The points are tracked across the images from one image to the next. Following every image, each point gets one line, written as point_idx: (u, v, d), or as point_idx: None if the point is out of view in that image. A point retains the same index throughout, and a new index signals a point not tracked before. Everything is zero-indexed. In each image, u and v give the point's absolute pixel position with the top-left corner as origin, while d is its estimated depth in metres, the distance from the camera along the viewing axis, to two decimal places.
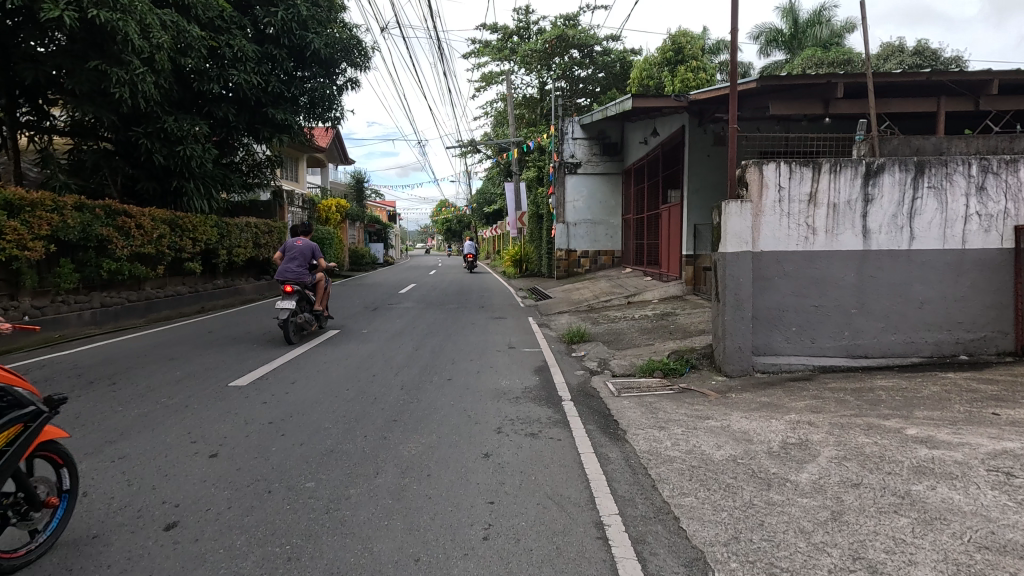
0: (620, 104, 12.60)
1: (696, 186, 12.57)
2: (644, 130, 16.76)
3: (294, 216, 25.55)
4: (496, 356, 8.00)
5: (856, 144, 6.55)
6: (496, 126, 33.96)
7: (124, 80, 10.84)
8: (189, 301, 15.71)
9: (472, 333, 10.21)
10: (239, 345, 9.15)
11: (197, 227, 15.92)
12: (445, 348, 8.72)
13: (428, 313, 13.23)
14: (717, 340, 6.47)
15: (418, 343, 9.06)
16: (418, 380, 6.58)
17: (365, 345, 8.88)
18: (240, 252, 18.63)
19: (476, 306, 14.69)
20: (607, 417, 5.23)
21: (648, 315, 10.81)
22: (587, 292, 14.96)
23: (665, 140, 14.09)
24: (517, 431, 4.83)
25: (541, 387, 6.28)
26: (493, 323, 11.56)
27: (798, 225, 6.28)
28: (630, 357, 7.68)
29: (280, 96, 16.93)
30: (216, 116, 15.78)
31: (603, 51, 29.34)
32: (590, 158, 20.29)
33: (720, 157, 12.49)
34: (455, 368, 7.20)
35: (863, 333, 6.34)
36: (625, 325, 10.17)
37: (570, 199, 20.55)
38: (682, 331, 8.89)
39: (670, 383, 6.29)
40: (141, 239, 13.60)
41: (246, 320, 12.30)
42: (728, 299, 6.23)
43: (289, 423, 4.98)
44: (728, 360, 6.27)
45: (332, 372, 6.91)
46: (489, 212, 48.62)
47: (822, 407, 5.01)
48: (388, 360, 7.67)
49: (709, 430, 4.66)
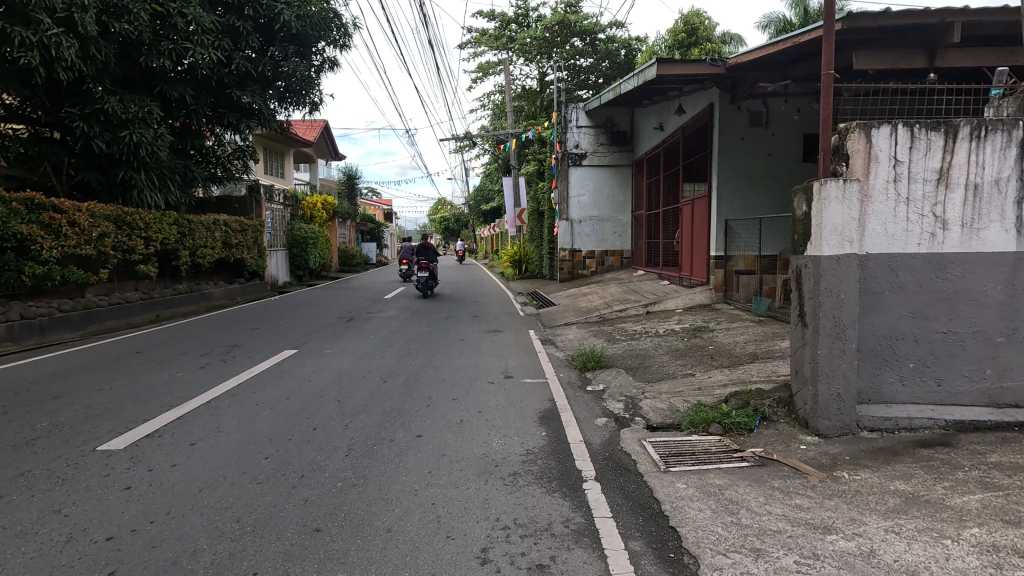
0: (640, 76, 10.51)
1: (728, 173, 10.61)
2: (660, 114, 14.86)
3: (275, 214, 23.55)
4: (489, 393, 6.05)
5: (992, 102, 4.64)
6: (493, 120, 32.06)
7: (33, 43, 8.98)
8: (142, 310, 13.73)
9: (460, 354, 8.26)
10: (161, 373, 7.17)
11: (150, 224, 14.07)
12: (424, 378, 6.77)
13: (410, 325, 11.26)
14: (799, 383, 4.53)
15: (391, 371, 7.12)
16: (376, 439, 4.63)
17: (322, 375, 6.95)
18: (205, 253, 16.73)
19: (469, 315, 12.71)
20: (660, 522, 3.26)
21: (675, 331, 8.83)
22: (596, 299, 12.99)
23: (688, 122, 12.13)
24: (516, 559, 2.89)
25: (550, 453, 4.33)
26: (486, 338, 9.61)
27: (921, 215, 4.32)
28: (667, 396, 5.71)
29: (245, 77, 15.01)
30: (172, 98, 13.84)
31: (606, 39, 27.43)
32: (596, 149, 18.36)
33: (756, 141, 10.54)
34: (431, 415, 5.27)
35: (1015, 372, 4.37)
36: (649, 344, 8.19)
37: (575, 193, 18.53)
38: (728, 357, 6.90)
39: (737, 446, 4.34)
40: (77, 238, 11.71)
41: (194, 334, 10.35)
42: (822, 325, 4.28)
43: (142, 541, 3.04)
44: (820, 414, 4.32)
45: (261, 424, 4.98)
46: (485, 211, 46.63)
47: (1015, 510, 3.07)
48: (346, 401, 5.77)
49: (847, 565, 2.71)
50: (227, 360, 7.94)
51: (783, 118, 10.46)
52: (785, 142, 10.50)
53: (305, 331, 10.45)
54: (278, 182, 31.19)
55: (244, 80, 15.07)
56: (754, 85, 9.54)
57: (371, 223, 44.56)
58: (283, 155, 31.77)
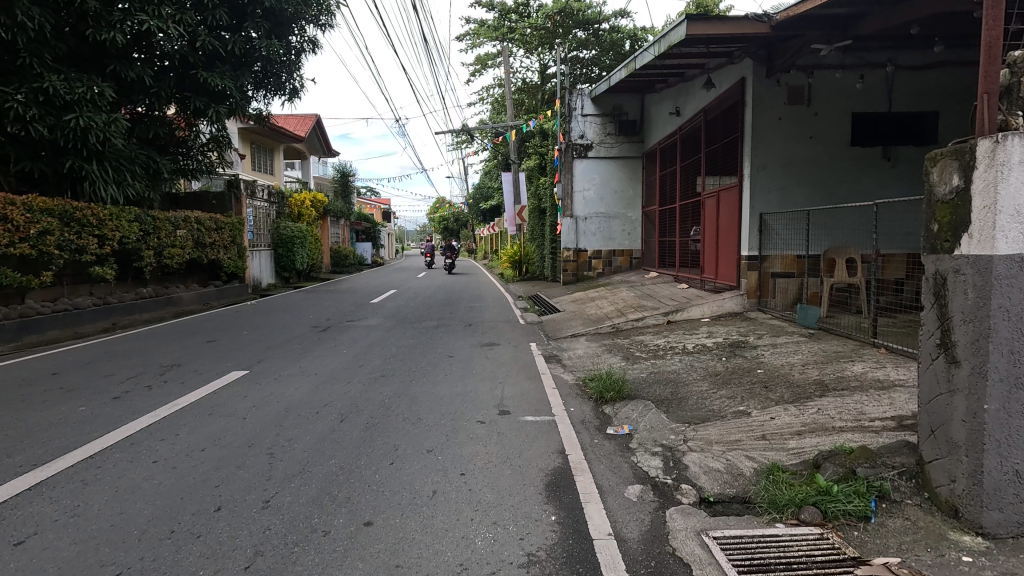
0: (666, 42, 8.92)
1: (763, 159, 9.05)
2: (677, 97, 13.34)
3: (259, 212, 22.03)
4: (477, 442, 4.50)
5: None
6: (492, 114, 30.57)
7: None
8: (94, 317, 12.20)
9: (445, 377, 6.71)
10: (60, 406, 5.59)
11: (105, 221, 12.54)
12: (394, 415, 5.21)
13: (393, 336, 9.68)
14: (944, 450, 2.97)
15: (355, 405, 5.55)
16: (302, 534, 3.08)
17: (266, 409, 5.39)
18: (172, 254, 15.15)
19: (461, 323, 11.14)
20: None
21: (708, 348, 7.28)
22: (607, 304, 11.46)
23: (713, 101, 10.58)
24: None
25: (567, 566, 2.77)
26: (479, 355, 8.04)
27: None
28: (723, 451, 4.14)
29: (213, 56, 13.59)
30: (128, 79, 12.34)
31: (610, 29, 25.97)
32: (603, 139, 16.82)
33: (797, 121, 8.99)
34: (392, 485, 3.71)
35: None
36: (679, 365, 6.64)
37: (579, 188, 17.00)
38: (788, 388, 5.31)
39: (858, 553, 2.78)
40: (9, 237, 10.22)
41: (135, 348, 8.76)
42: (992, 365, 2.73)
43: None
44: (986, 503, 2.76)
45: (142, 504, 3.42)
46: (484, 210, 45.09)
47: None
48: (281, 456, 4.21)
49: None
50: (156, 386, 6.39)
51: (828, 94, 8.93)
52: (830, 123, 8.98)
53: (267, 345, 8.87)
54: (267, 179, 29.64)
55: (212, 60, 13.64)
56: (800, 51, 8.01)
57: (367, 223, 42.97)
58: (273, 151, 30.22)
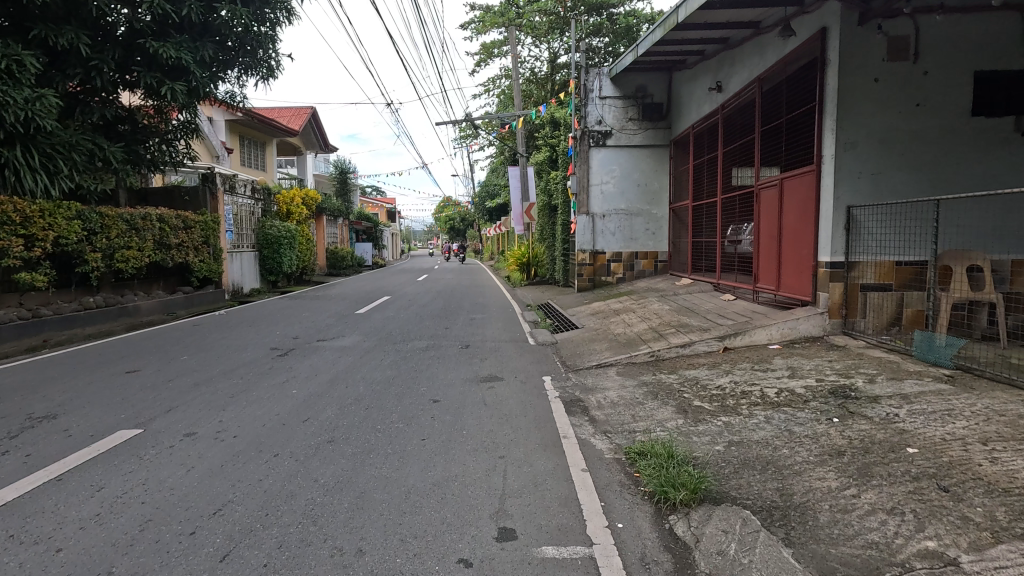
0: None
1: (853, 135, 6.80)
2: (718, 70, 11.10)
3: (242, 210, 20.04)
4: None
5: None
6: (500, 107, 28.41)
7: None
8: (16, 334, 10.07)
9: (420, 446, 4.48)
10: None
11: (32, 217, 10.44)
12: (313, 549, 3.00)
13: (366, 365, 7.50)
14: None
15: (260, 516, 3.35)
16: None
17: (108, 526, 3.20)
18: (127, 257, 13.08)
19: (455, 345, 8.95)
20: None
21: (801, 399, 5.06)
22: (639, 321, 9.24)
23: (777, 66, 8.35)
24: None
25: None
26: (475, 399, 5.85)
27: None
28: None
29: (167, 24, 11.57)
30: (58, 48, 10.33)
31: (626, 13, 23.78)
32: (624, 125, 14.58)
33: (899, 84, 6.75)
34: None
35: None
36: (769, 432, 4.43)
37: (597, 181, 14.78)
38: (995, 499, 3.09)
39: None
40: None
41: (24, 383, 6.62)
42: None
43: None
44: None
45: None
46: (492, 210, 42.87)
47: None
48: None
49: None
50: None
51: (941, 47, 6.70)
52: (944, 87, 6.75)
53: (197, 380, 6.71)
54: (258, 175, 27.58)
55: (167, 29, 11.60)
56: None
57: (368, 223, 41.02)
58: (264, 145, 28.21)
